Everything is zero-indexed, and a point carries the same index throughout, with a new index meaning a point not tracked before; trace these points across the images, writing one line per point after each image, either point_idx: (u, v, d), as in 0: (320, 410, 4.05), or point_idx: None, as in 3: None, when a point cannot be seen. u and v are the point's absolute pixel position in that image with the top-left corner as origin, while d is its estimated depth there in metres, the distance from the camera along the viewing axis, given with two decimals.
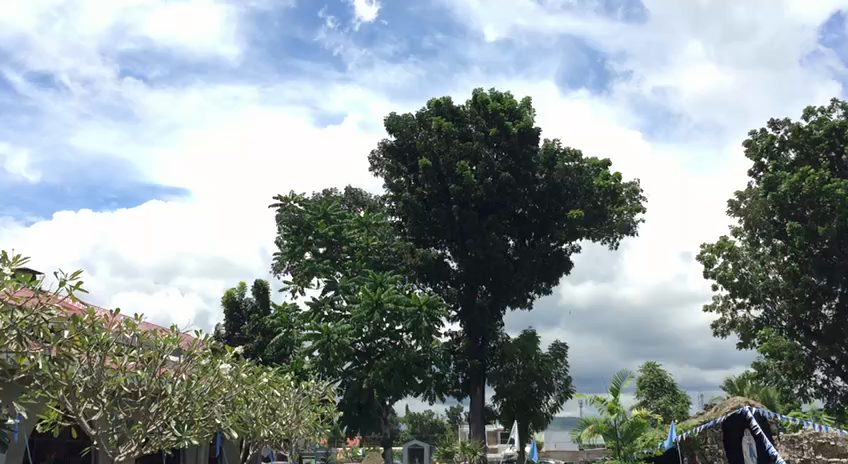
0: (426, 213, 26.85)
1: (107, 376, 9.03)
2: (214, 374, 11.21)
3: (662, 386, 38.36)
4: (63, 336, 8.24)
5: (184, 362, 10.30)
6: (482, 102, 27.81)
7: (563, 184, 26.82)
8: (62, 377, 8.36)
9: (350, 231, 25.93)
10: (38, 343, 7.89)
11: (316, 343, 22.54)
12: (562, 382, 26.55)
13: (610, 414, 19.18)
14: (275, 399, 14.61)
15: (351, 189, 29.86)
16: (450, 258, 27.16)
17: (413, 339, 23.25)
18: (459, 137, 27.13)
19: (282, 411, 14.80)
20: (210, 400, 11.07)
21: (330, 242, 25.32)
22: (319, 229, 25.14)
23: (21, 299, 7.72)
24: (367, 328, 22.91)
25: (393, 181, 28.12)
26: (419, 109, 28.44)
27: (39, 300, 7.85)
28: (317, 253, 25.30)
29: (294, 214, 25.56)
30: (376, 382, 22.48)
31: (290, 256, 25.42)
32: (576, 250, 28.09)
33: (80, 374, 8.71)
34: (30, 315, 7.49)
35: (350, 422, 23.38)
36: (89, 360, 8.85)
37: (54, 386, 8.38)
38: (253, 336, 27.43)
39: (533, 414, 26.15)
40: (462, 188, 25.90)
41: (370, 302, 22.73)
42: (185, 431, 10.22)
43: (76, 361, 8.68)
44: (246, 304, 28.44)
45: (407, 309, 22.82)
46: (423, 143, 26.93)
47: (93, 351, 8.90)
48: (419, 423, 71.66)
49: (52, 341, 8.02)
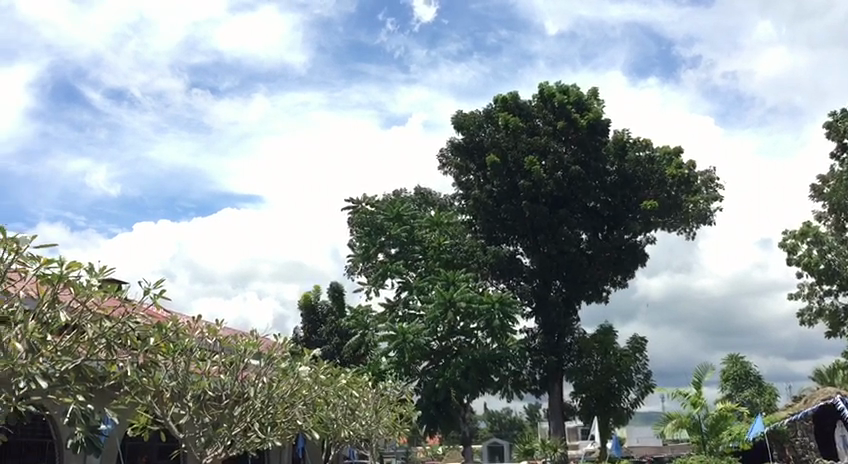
0: (496, 210, 26.63)
1: (192, 381, 9.30)
2: (294, 376, 11.35)
3: (748, 379, 37.21)
4: (149, 344, 8.53)
5: (264, 365, 10.51)
6: (549, 96, 27.45)
7: (635, 175, 26.58)
8: (150, 383, 8.71)
9: (421, 231, 25.79)
10: (126, 350, 8.19)
11: (393, 344, 22.70)
12: (643, 376, 26.18)
13: (693, 408, 18.77)
14: (354, 400, 14.74)
15: (420, 189, 29.91)
16: (523, 255, 26.92)
17: (489, 336, 23.18)
18: (527, 132, 26.99)
19: (360, 412, 14.94)
20: (291, 403, 11.23)
21: (403, 244, 25.44)
22: (392, 230, 25.35)
23: (108, 309, 8.05)
24: (442, 327, 22.92)
25: (463, 179, 28.22)
26: (486, 105, 28.26)
27: (125, 309, 8.22)
28: (390, 254, 25.47)
29: (367, 217, 26.00)
30: (453, 381, 22.51)
31: (364, 257, 25.77)
32: (651, 242, 27.50)
33: (166, 380, 8.99)
34: (117, 323, 7.88)
35: (428, 421, 23.46)
36: (175, 366, 9.11)
37: (143, 392, 8.73)
38: (330, 338, 27.91)
39: (613, 410, 25.78)
40: (532, 184, 25.69)
41: (443, 301, 22.75)
42: (269, 433, 10.46)
43: (162, 367, 8.99)
44: (322, 307, 28.91)
45: (481, 307, 22.78)
46: (491, 140, 26.93)
47: (177, 357, 9.19)
48: (498, 420, 71.25)
49: (139, 348, 8.32)
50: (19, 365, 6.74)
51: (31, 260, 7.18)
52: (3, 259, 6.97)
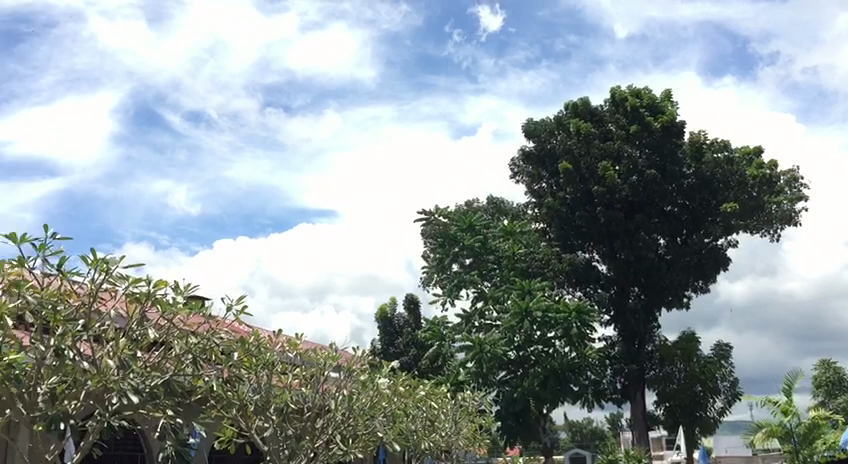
0: (571, 218, 26.40)
1: (274, 394, 9.46)
2: (374, 388, 11.45)
3: (841, 385, 35.71)
4: (232, 358, 8.78)
5: (344, 378, 10.63)
6: (621, 100, 27.06)
7: (714, 177, 25.87)
8: (234, 397, 8.91)
9: (495, 242, 25.81)
10: (211, 365, 8.44)
11: (471, 354, 22.65)
12: (729, 384, 25.54)
13: (784, 417, 18.11)
14: (433, 411, 14.78)
15: (493, 199, 29.80)
16: (599, 262, 26.50)
17: (567, 345, 22.94)
18: (599, 138, 26.60)
19: (440, 423, 14.95)
20: (371, 414, 11.32)
21: (477, 254, 25.30)
22: (465, 241, 25.22)
23: (193, 326, 8.29)
24: (519, 337, 22.73)
25: (536, 187, 27.95)
26: (557, 112, 28.04)
27: (210, 326, 8.48)
28: (465, 264, 25.37)
29: (440, 228, 25.78)
30: (532, 391, 22.39)
31: (439, 269, 25.78)
32: (732, 245, 26.74)
33: (250, 394, 9.16)
34: (202, 339, 8.16)
35: (508, 432, 23.27)
36: (258, 379, 9.27)
37: (228, 406, 8.96)
38: (407, 349, 28.07)
39: (699, 419, 25.20)
40: (605, 189, 25.30)
41: (519, 311, 22.58)
42: (350, 445, 10.54)
43: (246, 381, 9.14)
44: (398, 319, 29.10)
45: (558, 316, 22.52)
46: (563, 147, 26.63)
47: (260, 371, 9.33)
48: (579, 431, 70.20)
49: (223, 362, 8.58)
50: (111, 380, 7.02)
51: (121, 280, 7.46)
52: (94, 280, 7.29)
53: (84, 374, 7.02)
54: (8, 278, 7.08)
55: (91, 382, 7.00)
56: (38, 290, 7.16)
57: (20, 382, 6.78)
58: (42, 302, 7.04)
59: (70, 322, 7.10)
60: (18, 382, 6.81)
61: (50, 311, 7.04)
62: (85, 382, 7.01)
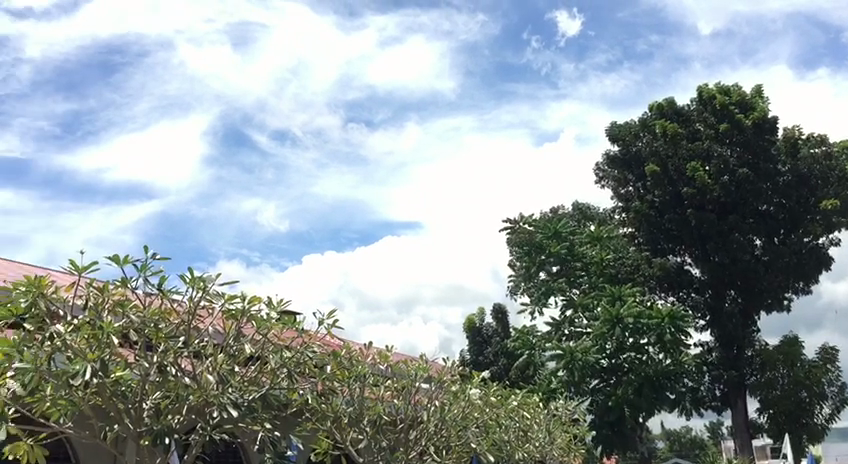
0: (660, 221, 25.76)
1: (368, 406, 9.58)
2: (465, 399, 11.44)
3: None
4: (326, 371, 8.92)
5: (436, 389, 10.64)
6: (709, 98, 26.30)
7: (811, 174, 24.96)
8: (328, 409, 9.08)
9: (582, 247, 25.26)
10: (306, 378, 8.60)
11: (561, 363, 22.35)
12: (836, 390, 24.44)
13: None
14: (526, 421, 14.63)
15: (578, 205, 29.41)
16: (692, 265, 25.70)
17: (662, 352, 22.42)
18: (687, 138, 25.85)
19: (534, 433, 14.74)
20: (464, 425, 11.30)
21: (564, 260, 24.89)
22: (551, 248, 24.92)
23: (287, 340, 8.47)
24: (610, 344, 22.30)
25: (622, 191, 27.38)
26: (641, 114, 27.48)
27: (303, 340, 8.64)
28: (552, 272, 25.07)
29: (526, 236, 25.52)
30: (627, 399, 21.87)
31: (526, 277, 25.55)
32: (834, 243, 25.57)
33: (344, 406, 9.30)
34: (296, 353, 8.35)
35: (603, 441, 22.83)
36: (351, 392, 9.40)
37: (323, 418, 9.11)
38: (496, 359, 27.95)
39: (806, 426, 24.23)
40: (695, 191, 24.59)
41: (610, 318, 22.12)
42: (444, 456, 10.51)
43: (339, 394, 9.28)
44: (487, 329, 29.04)
45: (651, 322, 22.00)
46: (649, 149, 26.06)
47: (353, 383, 9.44)
48: (677, 440, 68.24)
49: (317, 376, 8.74)
50: (211, 395, 7.27)
51: (217, 297, 7.69)
52: (192, 298, 7.56)
53: (185, 389, 7.26)
54: (111, 297, 7.38)
55: (192, 396, 7.24)
56: (141, 309, 7.47)
57: (127, 397, 7.04)
58: (145, 320, 7.38)
59: (171, 339, 7.42)
60: (125, 398, 7.04)
61: (153, 328, 7.39)
62: (187, 397, 7.23)
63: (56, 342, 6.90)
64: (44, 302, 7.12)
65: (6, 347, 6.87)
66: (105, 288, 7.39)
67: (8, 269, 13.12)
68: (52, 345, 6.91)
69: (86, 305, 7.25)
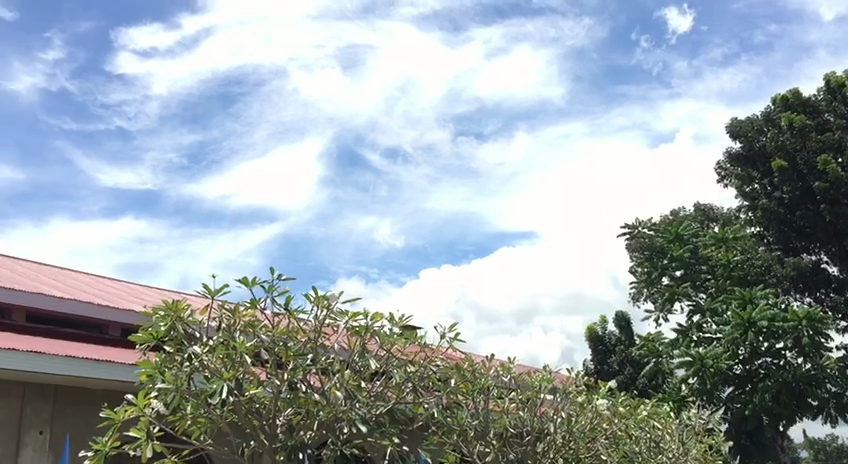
0: (791, 218, 24.49)
1: (493, 419, 9.55)
2: (593, 410, 11.22)
3: None
4: (450, 385, 8.98)
5: (561, 400, 10.51)
6: (838, 86, 24.84)
7: None
8: (454, 422, 9.00)
9: (707, 250, 24.14)
10: (430, 392, 8.64)
11: (691, 371, 21.44)
12: None
13: None
14: (657, 432, 14.15)
15: (701, 206, 28.40)
16: (829, 263, 24.67)
17: (800, 356, 21.15)
18: (816, 130, 24.56)
19: (666, 444, 14.18)
20: (593, 437, 11.05)
21: (688, 265, 23.94)
22: (674, 252, 24.14)
23: (411, 355, 8.52)
24: (744, 349, 21.27)
25: (747, 190, 25.92)
26: (764, 108, 26.27)
27: (426, 354, 8.68)
28: (675, 276, 24.14)
29: (646, 240, 24.91)
30: (764, 407, 20.81)
31: (648, 283, 24.77)
32: None
33: (469, 419, 9.24)
34: (420, 367, 8.45)
35: (741, 452, 22.19)
36: (476, 404, 9.35)
37: (449, 431, 9.02)
38: (622, 368, 27.25)
39: None
40: (828, 185, 23.21)
41: (741, 322, 21.20)
42: None
43: (464, 407, 9.25)
44: (610, 337, 28.45)
45: (786, 325, 20.75)
46: (774, 144, 24.88)
47: (477, 396, 9.41)
48: (822, 448, 64.34)
49: (442, 389, 8.80)
50: (341, 411, 7.43)
51: (342, 315, 7.88)
52: (317, 316, 7.77)
53: (315, 405, 7.49)
54: (242, 319, 7.63)
55: (322, 412, 7.46)
56: (270, 329, 7.70)
57: (261, 414, 7.38)
58: (274, 339, 7.64)
59: (300, 357, 7.62)
60: (260, 415, 7.39)
61: (282, 347, 7.61)
62: (317, 413, 7.49)
63: (194, 363, 7.25)
64: (181, 326, 7.48)
65: (150, 368, 7.35)
66: (236, 310, 7.65)
67: (147, 294, 13.93)
68: (191, 365, 7.27)
69: (219, 327, 7.54)
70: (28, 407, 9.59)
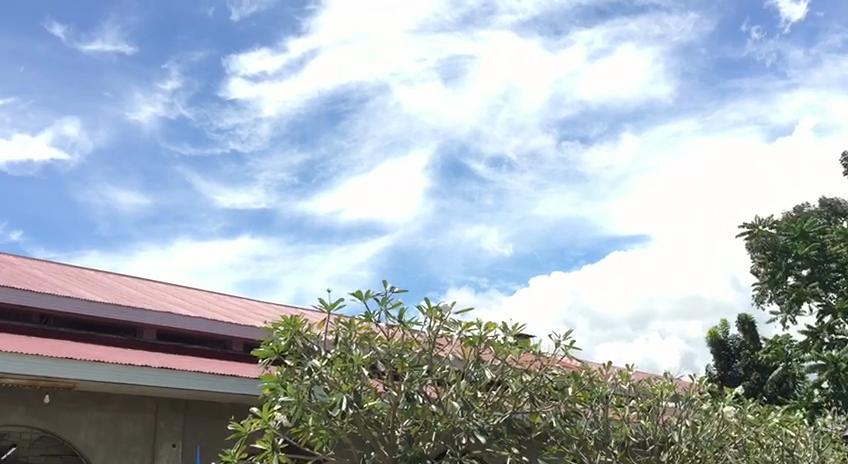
0: None
1: (614, 428, 9.33)
2: (718, 418, 10.79)
3: None
4: (568, 394, 8.76)
5: (684, 408, 10.20)
6: None
7: None
8: (573, 432, 8.80)
9: (836, 246, 22.57)
10: (547, 401, 8.53)
11: (824, 375, 20.34)
12: None
13: None
14: (790, 440, 13.43)
15: (826, 200, 26.90)
16: None
17: None
18: None
19: (801, 453, 13.40)
20: (720, 445, 10.58)
21: (815, 263, 22.76)
22: (799, 250, 22.87)
23: (526, 364, 8.38)
24: None
25: None
26: None
27: (542, 363, 8.56)
28: (802, 276, 23.02)
29: (768, 239, 23.75)
30: None
31: (772, 283, 23.67)
32: None
33: (589, 428, 9.04)
34: (536, 376, 8.33)
35: None
36: (595, 413, 9.14)
37: (568, 441, 8.80)
38: (748, 373, 26.09)
39: None
40: None
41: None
42: None
43: (582, 416, 9.05)
44: (733, 341, 27.31)
45: None
46: None
47: (595, 404, 9.18)
48: None
49: (559, 398, 8.64)
50: (458, 421, 7.47)
51: (455, 326, 7.88)
52: (431, 327, 7.81)
53: (433, 416, 7.52)
54: (357, 332, 7.76)
55: (440, 423, 7.49)
56: (385, 340, 7.82)
57: (380, 426, 7.47)
58: (390, 351, 7.73)
59: (415, 368, 7.65)
60: (378, 426, 7.47)
61: (397, 359, 7.67)
62: (435, 424, 7.51)
63: (313, 376, 7.40)
64: (300, 340, 7.70)
65: (272, 382, 7.60)
66: (351, 323, 7.79)
67: (267, 310, 14.41)
68: (311, 378, 7.42)
69: (336, 340, 7.73)
70: (161, 420, 10.06)
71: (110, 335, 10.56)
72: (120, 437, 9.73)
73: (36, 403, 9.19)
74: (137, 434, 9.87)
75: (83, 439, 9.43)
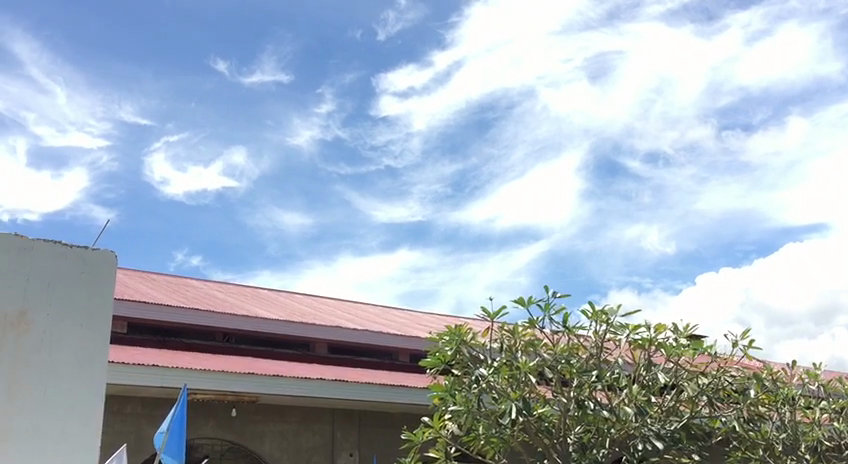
0: None
1: (803, 431, 8.73)
2: None
3: None
4: (750, 397, 8.21)
5: None
6: None
7: None
8: (758, 436, 8.22)
9: None
10: (727, 404, 8.08)
11: None
12: None
13: None
14: None
15: None
16: None
17: None
18: None
19: None
20: None
21: None
22: None
23: (702, 366, 8.02)
24: None
25: None
26: None
27: (719, 364, 8.17)
28: None
29: None
30: None
31: None
32: None
33: (775, 432, 8.45)
34: (713, 378, 7.93)
35: None
36: (781, 416, 8.59)
37: (753, 446, 8.25)
38: None
39: None
40: None
41: None
42: None
43: (767, 419, 8.47)
44: None
45: None
46: None
47: (781, 407, 8.62)
48: None
49: (740, 401, 8.13)
50: (633, 428, 7.22)
51: (622, 328, 7.66)
52: (597, 331, 7.65)
53: (606, 423, 7.32)
54: (522, 339, 7.71)
55: (614, 429, 7.31)
56: (551, 347, 7.74)
57: (552, 433, 7.41)
58: (557, 357, 7.67)
59: (584, 374, 7.53)
60: (550, 434, 7.41)
61: (565, 365, 7.59)
62: (608, 430, 7.34)
63: (481, 384, 7.45)
64: (466, 349, 7.74)
65: (441, 391, 7.65)
66: (515, 330, 7.73)
67: (430, 320, 14.66)
68: (479, 386, 7.47)
69: (501, 348, 7.73)
70: (338, 431, 10.45)
71: (286, 350, 11.10)
72: (301, 447, 10.18)
73: (224, 416, 9.79)
74: (318, 444, 10.30)
75: (268, 449, 9.95)
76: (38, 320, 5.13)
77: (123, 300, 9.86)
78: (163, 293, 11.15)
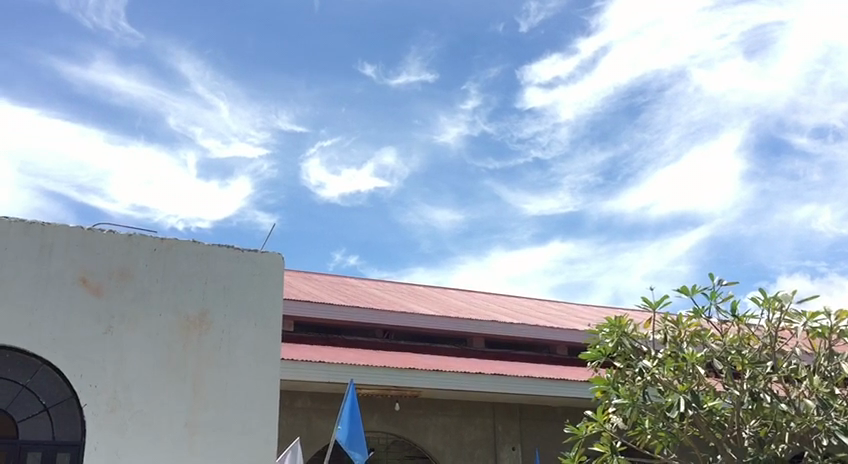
0: None
1: None
2: None
3: None
4: None
5: None
6: None
7: None
8: None
9: None
10: None
11: None
12: None
13: None
14: None
15: None
16: None
17: None
18: None
19: None
20: None
21: None
22: None
23: None
24: None
25: None
26: None
27: None
28: None
29: None
30: None
31: None
32: None
33: None
34: None
35: None
36: None
37: None
38: None
39: None
40: None
41: None
42: None
43: None
44: None
45: None
46: None
47: None
48: None
49: None
50: (815, 421, 6.81)
51: (797, 316, 7.24)
52: (770, 320, 7.20)
53: (784, 416, 6.89)
54: (687, 330, 7.50)
55: (793, 424, 6.88)
56: (719, 337, 7.42)
57: (725, 427, 7.02)
58: (726, 348, 7.28)
59: (758, 365, 7.09)
60: (723, 428, 7.02)
61: (736, 356, 7.17)
62: (788, 424, 6.90)
63: (646, 377, 7.20)
64: (628, 341, 7.53)
65: (604, 385, 7.48)
66: (680, 321, 7.58)
67: (586, 312, 14.43)
68: (643, 379, 7.22)
69: (665, 339, 7.50)
70: (499, 425, 10.47)
71: (445, 345, 11.27)
72: (463, 441, 10.29)
73: (388, 410, 10.05)
74: (480, 438, 10.37)
75: (431, 442, 10.12)
76: (218, 320, 5.71)
77: (290, 300, 10.34)
78: (325, 293, 11.59)
